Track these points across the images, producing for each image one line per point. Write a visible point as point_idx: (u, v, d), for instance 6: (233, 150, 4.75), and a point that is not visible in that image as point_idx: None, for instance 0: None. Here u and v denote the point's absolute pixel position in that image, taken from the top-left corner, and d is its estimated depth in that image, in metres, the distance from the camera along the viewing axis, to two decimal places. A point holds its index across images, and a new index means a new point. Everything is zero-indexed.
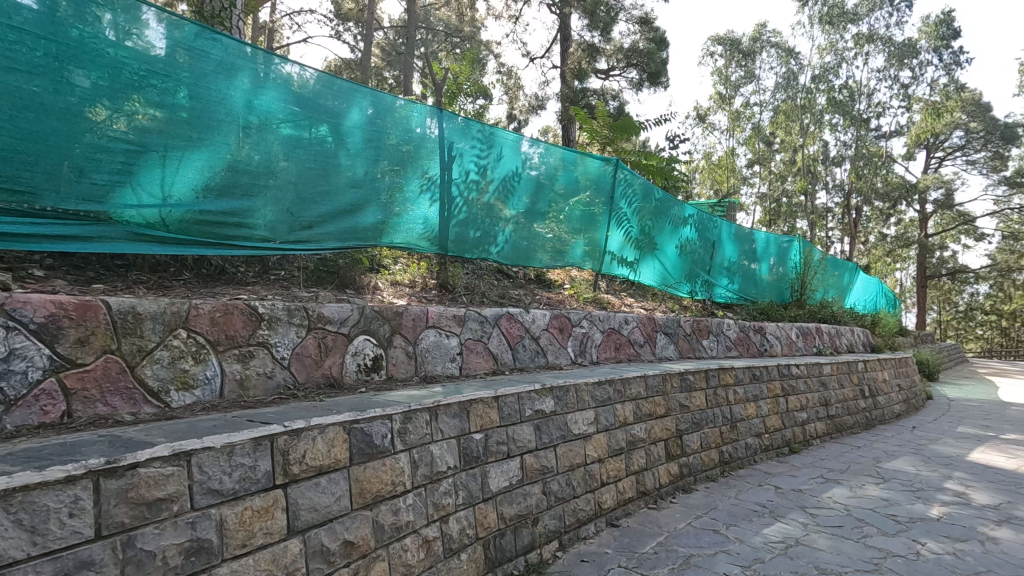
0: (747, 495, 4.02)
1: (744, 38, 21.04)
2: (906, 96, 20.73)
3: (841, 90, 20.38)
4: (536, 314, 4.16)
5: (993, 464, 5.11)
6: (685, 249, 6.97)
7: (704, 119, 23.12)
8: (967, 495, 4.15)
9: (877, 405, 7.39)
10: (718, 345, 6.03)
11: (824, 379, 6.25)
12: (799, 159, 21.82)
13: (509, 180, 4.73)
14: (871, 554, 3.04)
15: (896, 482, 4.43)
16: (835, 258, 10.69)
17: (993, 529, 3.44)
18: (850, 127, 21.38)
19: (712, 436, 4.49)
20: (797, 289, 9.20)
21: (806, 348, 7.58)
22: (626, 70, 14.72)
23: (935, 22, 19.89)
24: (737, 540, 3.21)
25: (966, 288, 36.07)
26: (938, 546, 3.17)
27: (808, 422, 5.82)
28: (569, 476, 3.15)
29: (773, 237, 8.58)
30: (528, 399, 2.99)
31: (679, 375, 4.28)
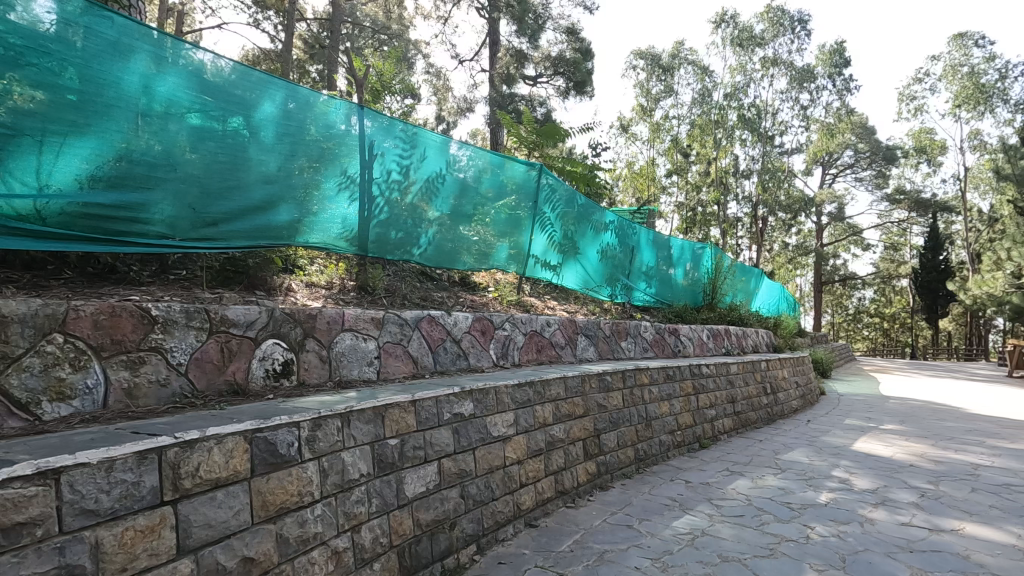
0: (659, 491, 4.20)
1: (664, 54, 22.14)
2: (805, 117, 22.56)
3: (750, 108, 21.90)
4: (458, 317, 4.14)
5: (873, 453, 5.65)
6: (607, 254, 7.19)
7: (627, 129, 24.05)
8: (851, 481, 4.56)
9: (777, 402, 7.96)
10: (635, 347, 6.28)
11: (731, 377, 6.66)
12: (712, 171, 23.17)
13: (433, 180, 4.67)
14: (767, 540, 3.26)
15: (791, 472, 4.79)
16: (743, 264, 11.43)
17: (871, 511, 3.81)
18: (757, 143, 22.98)
19: (628, 434, 4.65)
20: (709, 293, 9.74)
21: (716, 349, 8.05)
22: (554, 78, 15.07)
23: (830, 50, 21.87)
24: (649, 534, 3.34)
25: (855, 292, 39.74)
26: (825, 529, 3.46)
27: (716, 418, 6.18)
28: (488, 478, 3.15)
29: (688, 243, 9.04)
30: (446, 402, 2.97)
31: (597, 376, 4.40)
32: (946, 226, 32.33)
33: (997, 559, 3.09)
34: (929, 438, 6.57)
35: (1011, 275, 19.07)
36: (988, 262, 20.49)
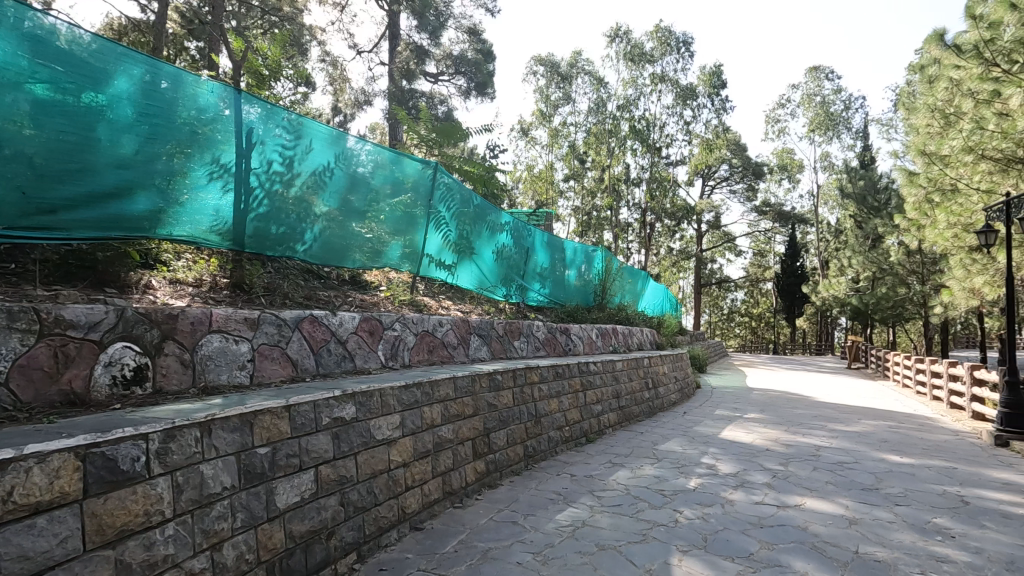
0: (546, 485, 4.32)
1: (563, 63, 22.90)
2: (689, 131, 24.40)
3: (640, 120, 23.30)
4: (344, 317, 3.98)
5: (737, 440, 6.23)
6: (502, 255, 7.28)
7: (527, 133, 24.60)
8: (717, 467, 5.00)
9: (658, 396, 8.54)
10: (528, 346, 6.41)
11: (616, 374, 7.03)
12: (605, 178, 24.32)
13: (321, 173, 4.42)
14: (641, 526, 3.47)
15: (666, 461, 5.16)
16: (631, 267, 12.10)
17: (731, 493, 4.19)
18: (647, 153, 24.51)
19: (517, 432, 4.74)
20: (599, 294, 10.21)
21: (604, 347, 8.46)
22: (455, 77, 15.06)
23: (710, 72, 23.85)
24: (532, 529, 3.42)
25: (729, 294, 43.72)
26: (692, 512, 3.75)
27: (603, 413, 6.49)
28: (370, 484, 3.05)
29: (580, 246, 9.40)
30: (326, 406, 2.83)
31: (488, 375, 4.43)
32: (803, 236, 36.54)
33: (829, 529, 3.53)
34: (783, 424, 7.38)
35: (851, 279, 22.04)
36: (834, 268, 23.43)
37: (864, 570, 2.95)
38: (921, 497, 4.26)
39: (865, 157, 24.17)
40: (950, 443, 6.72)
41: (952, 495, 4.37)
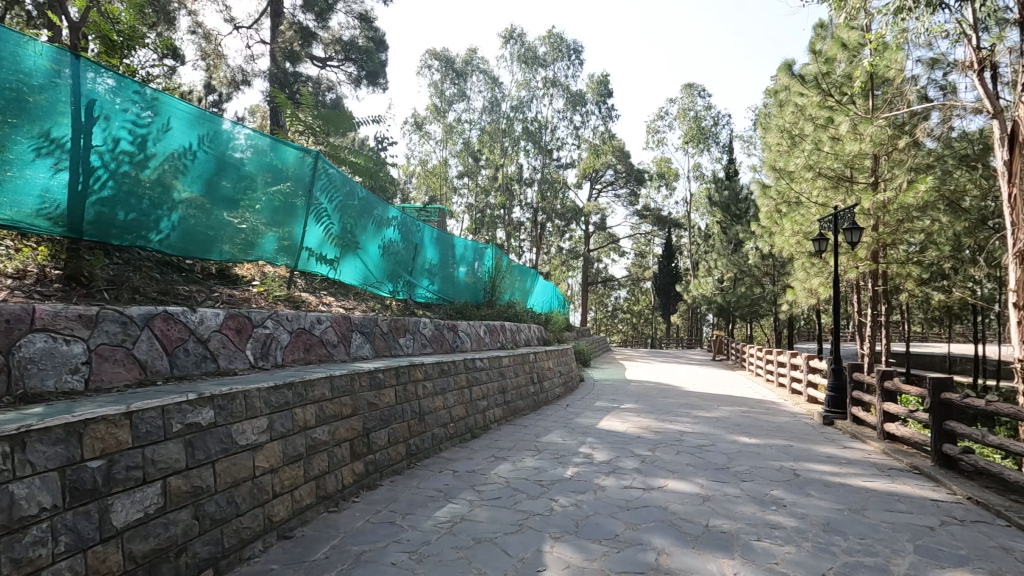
0: (427, 483, 4.29)
1: (458, 59, 22.84)
2: (578, 136, 25.47)
3: (532, 122, 23.93)
4: (205, 314, 3.65)
5: (612, 429, 6.63)
6: (388, 250, 7.08)
7: (421, 127, 24.25)
8: (592, 455, 5.28)
9: (543, 389, 8.84)
10: (414, 343, 6.32)
11: (502, 369, 7.16)
12: (499, 177, 24.65)
13: (181, 155, 3.99)
14: (517, 517, 3.57)
15: (546, 453, 5.35)
16: (520, 264, 12.39)
17: (603, 480, 4.46)
18: (538, 155, 25.22)
19: (399, 430, 4.65)
20: (489, 291, 10.32)
21: (492, 343, 8.57)
22: (344, 64, 14.41)
23: (597, 81, 25.11)
24: (409, 527, 3.38)
25: (613, 293, 46.32)
26: (566, 500, 3.94)
27: (488, 409, 6.58)
28: (231, 493, 2.83)
29: (470, 243, 9.42)
30: (177, 411, 2.57)
31: (368, 373, 4.30)
32: (678, 240, 39.70)
33: (685, 506, 3.88)
34: (653, 413, 7.98)
35: (717, 280, 24.33)
36: (703, 269, 25.75)
37: (712, 541, 3.28)
38: (762, 473, 4.82)
39: (730, 169, 26.80)
40: (789, 424, 7.68)
41: (787, 469, 5.00)
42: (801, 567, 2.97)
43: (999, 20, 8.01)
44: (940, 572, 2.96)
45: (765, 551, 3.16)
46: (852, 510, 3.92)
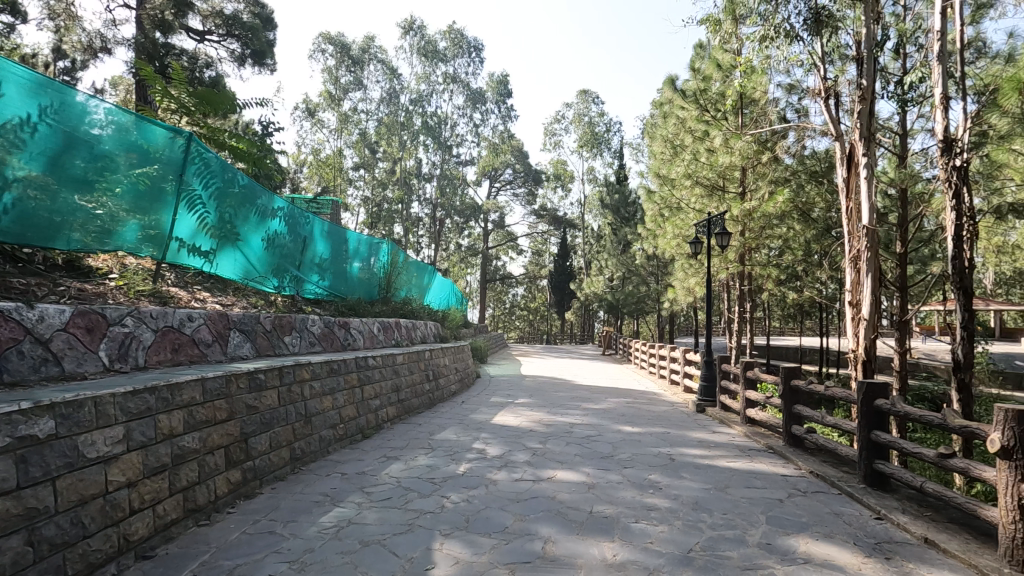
0: (312, 488, 4.09)
1: (354, 46, 21.94)
2: (477, 134, 25.54)
3: (432, 117, 23.64)
4: (47, 310, 3.20)
5: (506, 424, 6.75)
6: (273, 243, 6.62)
7: (313, 114, 23.00)
8: (485, 450, 5.34)
9: (438, 386, 8.78)
10: (301, 341, 5.98)
11: (396, 367, 7.00)
12: (397, 170, 24.01)
13: (17, 128, 3.47)
14: (408, 517, 3.52)
15: (440, 450, 5.33)
16: (417, 260, 12.17)
17: (495, 474, 4.53)
18: (438, 150, 24.97)
19: (282, 434, 4.39)
20: (384, 287, 10.02)
21: (385, 341, 8.35)
22: (226, 40, 13.25)
23: (497, 80, 25.36)
24: (291, 536, 3.21)
25: (510, 290, 47.14)
26: (458, 496, 3.95)
27: (380, 408, 6.40)
28: (77, 513, 2.51)
29: (365, 237, 9.07)
30: (5, 423, 2.23)
31: (247, 375, 4.00)
32: (572, 240, 41.28)
33: (572, 495, 4.05)
34: (546, 407, 8.24)
35: (607, 279, 25.62)
36: (595, 269, 26.96)
37: (595, 526, 3.45)
38: (642, 459, 5.16)
39: (620, 174, 28.32)
40: (667, 412, 8.29)
41: (664, 454, 5.40)
42: (672, 544, 3.22)
43: (842, 55, 9.19)
44: (786, 539, 3.36)
45: (642, 532, 3.39)
46: (717, 489, 4.32)
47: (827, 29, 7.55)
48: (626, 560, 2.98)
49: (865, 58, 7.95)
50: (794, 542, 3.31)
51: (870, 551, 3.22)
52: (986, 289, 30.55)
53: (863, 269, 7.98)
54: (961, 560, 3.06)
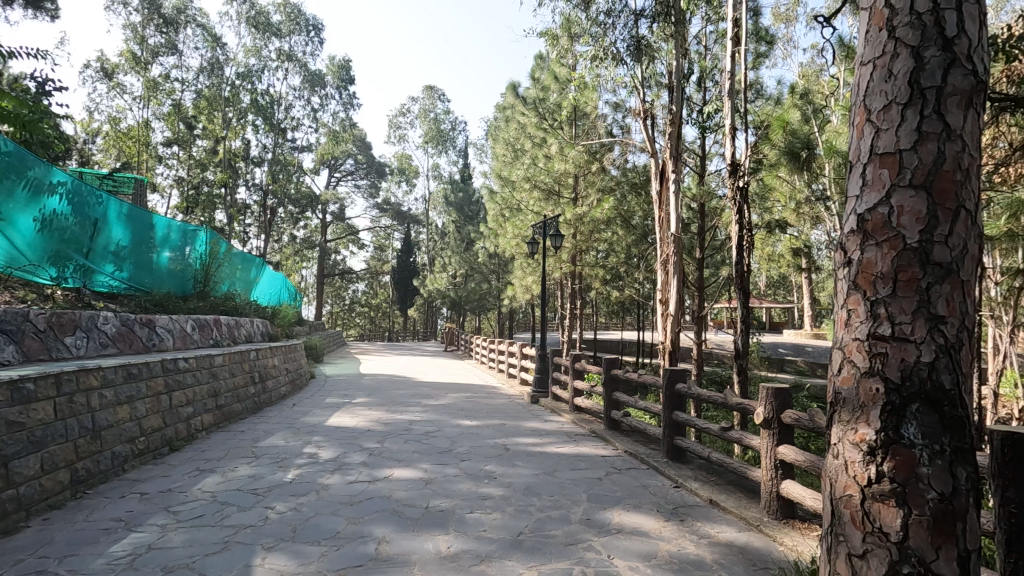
0: (99, 514, 3.49)
1: (167, 4, 19.10)
2: (315, 119, 23.90)
3: (263, 95, 21.60)
4: None
5: (341, 425, 6.46)
6: (51, 225, 5.49)
7: (110, 76, 19.56)
8: (317, 454, 5.06)
9: (265, 389, 8.07)
10: (88, 343, 5.06)
11: (214, 370, 6.28)
12: (220, 151, 21.49)
13: None
14: (223, 534, 3.19)
15: (265, 458, 4.91)
16: (241, 251, 11.02)
17: (327, 478, 4.31)
18: (270, 133, 22.92)
19: (60, 454, 3.68)
20: (201, 281, 8.89)
21: (201, 341, 7.43)
22: None
23: (339, 65, 24.04)
24: (69, 573, 2.70)
25: (351, 286, 45.04)
26: (284, 506, 3.68)
27: (193, 416, 5.69)
28: None
29: (178, 224, 7.94)
30: None
31: (7, 385, 3.28)
32: (416, 236, 40.86)
33: (408, 492, 4.02)
34: (385, 405, 8.07)
35: (450, 275, 25.84)
36: (438, 265, 27.00)
37: (430, 521, 3.47)
38: (479, 451, 5.32)
39: (465, 173, 28.70)
40: (504, 405, 8.65)
41: (500, 445, 5.63)
42: (503, 530, 3.38)
43: (658, 82, 10.41)
44: (603, 513, 3.73)
45: (475, 522, 3.50)
46: (546, 474, 4.62)
47: (646, 57, 8.49)
48: (459, 550, 3.06)
49: (675, 87, 9.11)
50: (609, 515, 3.68)
51: (669, 515, 3.71)
52: (759, 290, 37.06)
53: (670, 271, 9.13)
54: (734, 515, 3.68)
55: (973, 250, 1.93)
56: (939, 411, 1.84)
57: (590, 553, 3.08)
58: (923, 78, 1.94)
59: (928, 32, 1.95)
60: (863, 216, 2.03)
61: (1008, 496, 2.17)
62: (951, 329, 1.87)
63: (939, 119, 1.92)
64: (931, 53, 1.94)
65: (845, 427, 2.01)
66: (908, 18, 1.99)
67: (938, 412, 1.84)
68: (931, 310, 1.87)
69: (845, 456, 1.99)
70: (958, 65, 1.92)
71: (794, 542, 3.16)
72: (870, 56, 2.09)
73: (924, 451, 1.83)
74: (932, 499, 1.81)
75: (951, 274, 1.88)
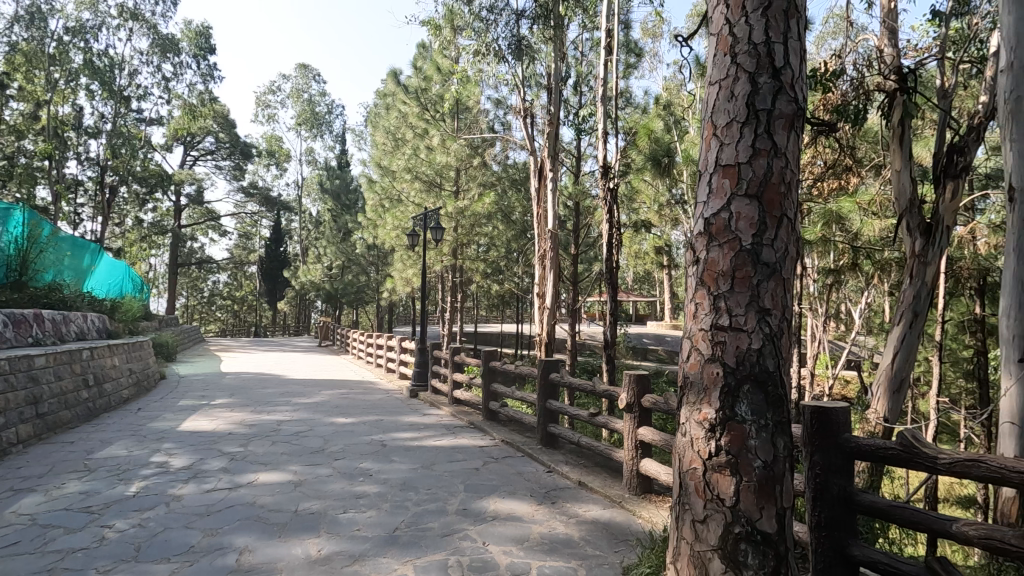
0: None
1: None
2: (167, 89, 21.24)
3: (100, 57, 18.78)
4: None
5: (197, 430, 5.88)
6: None
7: None
8: (168, 463, 4.57)
9: (103, 393, 7.09)
10: None
11: (33, 373, 5.39)
12: (42, 117, 18.30)
13: None
14: (45, 561, 2.77)
15: (101, 471, 4.33)
16: (70, 236, 9.54)
17: (180, 488, 3.91)
18: (109, 100, 19.99)
19: None
20: (15, 269, 7.57)
21: (16, 339, 6.33)
22: None
23: (196, 31, 21.60)
24: None
25: (210, 276, 40.90)
26: (125, 523, 3.28)
27: (5, 428, 4.84)
28: None
29: None
30: None
31: None
32: (288, 224, 38.24)
33: (275, 497, 3.78)
34: (249, 406, 7.49)
35: (325, 267, 24.58)
36: (312, 256, 25.54)
37: (299, 525, 3.30)
38: (354, 449, 5.16)
39: (342, 160, 27.37)
40: (381, 400, 8.45)
41: (376, 441, 5.50)
42: (378, 527, 3.32)
43: (538, 82, 10.75)
44: (479, 502, 3.81)
45: (349, 521, 3.39)
46: (424, 468, 4.61)
47: (526, 57, 8.73)
48: (331, 552, 2.95)
49: (553, 88, 9.45)
50: (485, 503, 3.77)
51: (541, 499, 3.89)
52: (627, 284, 39.94)
53: (547, 266, 9.51)
54: (600, 494, 3.96)
55: (793, 251, 2.25)
56: (764, 391, 2.13)
57: (466, 542, 3.13)
58: (758, 101, 2.22)
59: (762, 61, 2.23)
60: (709, 219, 2.28)
61: (815, 459, 2.59)
62: (775, 319, 2.17)
63: (769, 138, 2.21)
64: (763, 80, 2.23)
65: (692, 408, 2.25)
66: (747, 47, 2.26)
67: (764, 391, 2.13)
68: (761, 304, 2.15)
69: (691, 433, 2.23)
70: (784, 92, 2.23)
71: (650, 513, 3.49)
72: (717, 78, 2.34)
73: (753, 425, 2.11)
74: (758, 467, 2.09)
75: (775, 272, 2.18)
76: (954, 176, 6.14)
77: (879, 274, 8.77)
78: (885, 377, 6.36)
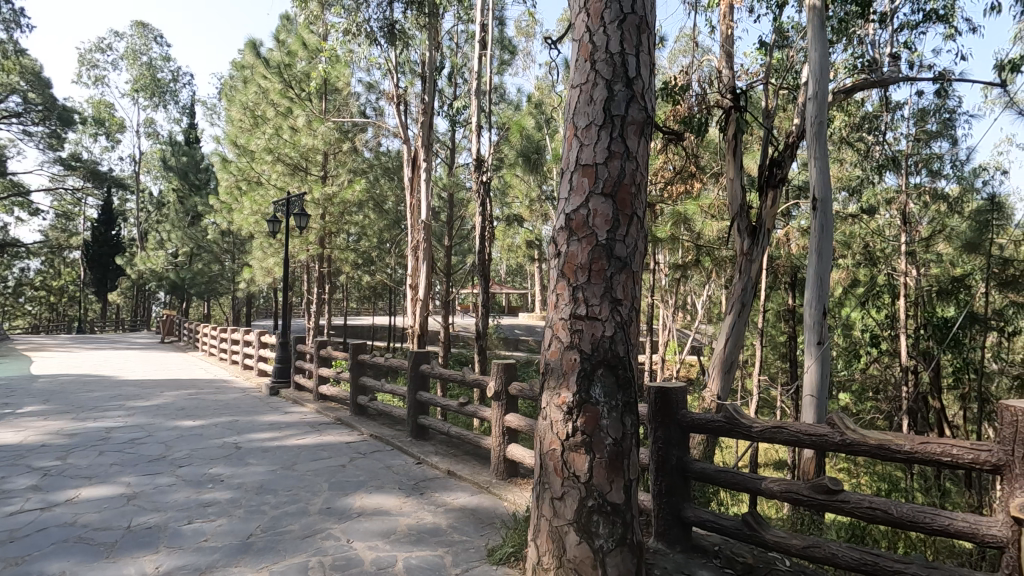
0: None
1: None
2: None
3: None
4: None
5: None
6: None
7: None
8: None
9: None
10: None
11: None
12: None
13: None
14: None
15: None
16: None
17: None
18: None
19: None
20: None
21: None
22: None
23: None
24: None
25: (17, 263, 34.36)
26: None
27: None
28: None
29: None
30: None
31: None
32: (122, 204, 33.42)
33: (101, 514, 3.32)
34: (69, 412, 6.47)
35: (170, 254, 21.94)
36: (153, 242, 22.65)
37: (131, 542, 2.94)
38: (201, 454, 4.70)
39: (190, 135, 24.50)
40: (236, 399, 7.79)
41: (228, 444, 5.07)
42: (229, 535, 3.07)
43: (412, 69, 10.53)
44: (344, 499, 3.68)
45: (193, 532, 3.09)
46: (283, 468, 4.35)
47: (400, 42, 8.51)
48: (171, 568, 2.67)
49: (427, 77, 9.31)
50: (351, 500, 3.66)
51: (409, 491, 3.87)
52: (500, 276, 40.93)
53: (420, 257, 9.41)
54: (468, 481, 4.04)
55: (642, 248, 2.47)
56: (615, 374, 2.32)
57: (328, 541, 3.02)
58: (613, 107, 2.40)
59: (617, 70, 2.41)
60: (570, 216, 2.42)
61: (658, 434, 2.89)
62: (625, 309, 2.37)
63: (622, 142, 2.40)
64: (618, 88, 2.41)
65: (551, 392, 2.39)
66: (604, 55, 2.43)
67: (615, 374, 2.32)
68: (613, 295, 2.34)
69: (550, 417, 2.36)
70: (636, 100, 2.43)
71: (515, 496, 3.64)
72: (578, 82, 2.49)
73: (605, 406, 2.30)
74: (609, 444, 2.28)
75: (626, 266, 2.38)
76: (774, 187, 7.14)
77: (717, 270, 9.92)
78: (718, 360, 7.24)
